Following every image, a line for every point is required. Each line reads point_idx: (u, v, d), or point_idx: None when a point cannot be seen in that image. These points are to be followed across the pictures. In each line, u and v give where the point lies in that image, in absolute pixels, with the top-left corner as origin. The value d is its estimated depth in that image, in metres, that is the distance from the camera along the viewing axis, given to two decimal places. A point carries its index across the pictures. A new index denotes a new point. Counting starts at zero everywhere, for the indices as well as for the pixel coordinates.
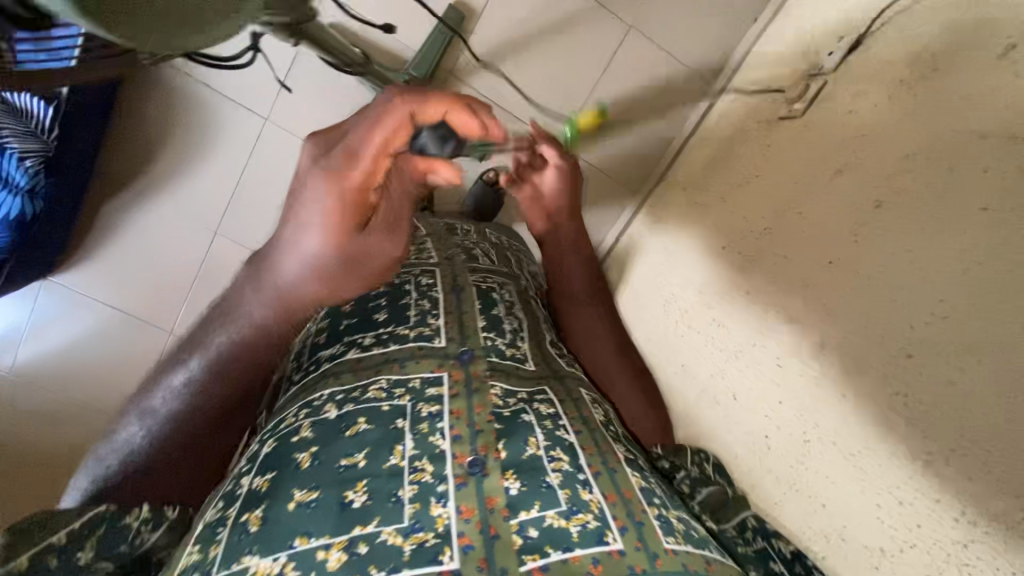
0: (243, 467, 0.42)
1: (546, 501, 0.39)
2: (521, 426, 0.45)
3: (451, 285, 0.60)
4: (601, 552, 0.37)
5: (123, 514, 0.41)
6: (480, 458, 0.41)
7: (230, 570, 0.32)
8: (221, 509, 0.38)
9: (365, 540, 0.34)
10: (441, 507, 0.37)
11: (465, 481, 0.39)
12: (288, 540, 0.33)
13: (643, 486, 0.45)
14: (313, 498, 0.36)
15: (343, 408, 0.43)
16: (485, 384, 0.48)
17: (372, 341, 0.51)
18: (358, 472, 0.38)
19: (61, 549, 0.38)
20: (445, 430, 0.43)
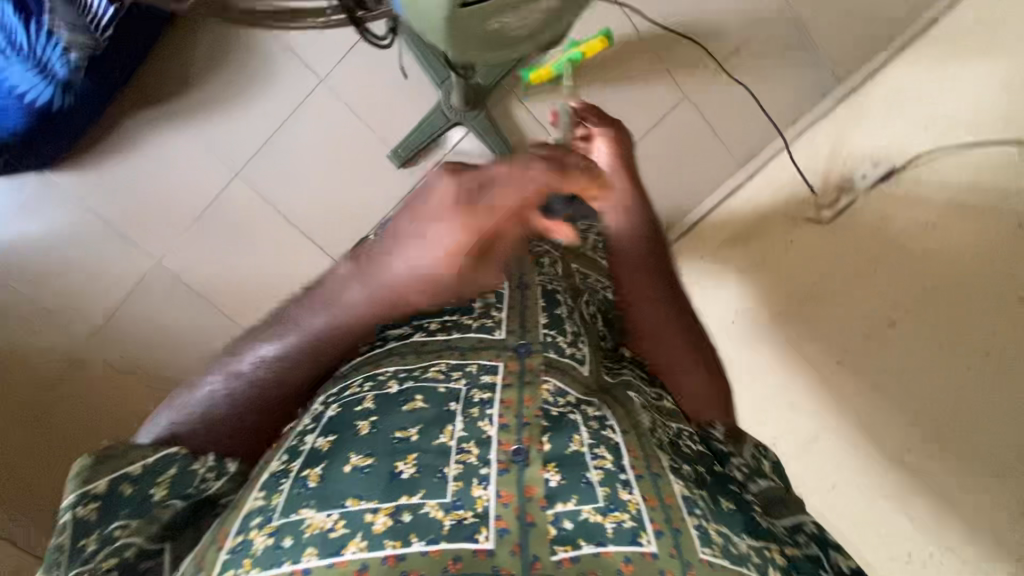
0: (307, 424, 0.44)
1: (584, 495, 0.40)
2: (567, 422, 0.45)
3: (518, 281, 0.59)
4: (633, 551, 0.38)
5: (193, 459, 0.44)
6: (524, 448, 0.42)
7: (289, 518, 0.35)
8: (284, 461, 0.40)
9: (409, 509, 0.36)
10: (482, 489, 0.39)
11: (508, 467, 0.40)
12: (341, 499, 0.36)
13: (685, 493, 0.43)
14: (367, 464, 0.39)
15: (403, 385, 0.46)
16: (537, 377, 0.48)
17: (437, 327, 0.52)
18: (411, 445, 0.41)
19: (135, 479, 0.41)
20: (494, 417, 0.44)
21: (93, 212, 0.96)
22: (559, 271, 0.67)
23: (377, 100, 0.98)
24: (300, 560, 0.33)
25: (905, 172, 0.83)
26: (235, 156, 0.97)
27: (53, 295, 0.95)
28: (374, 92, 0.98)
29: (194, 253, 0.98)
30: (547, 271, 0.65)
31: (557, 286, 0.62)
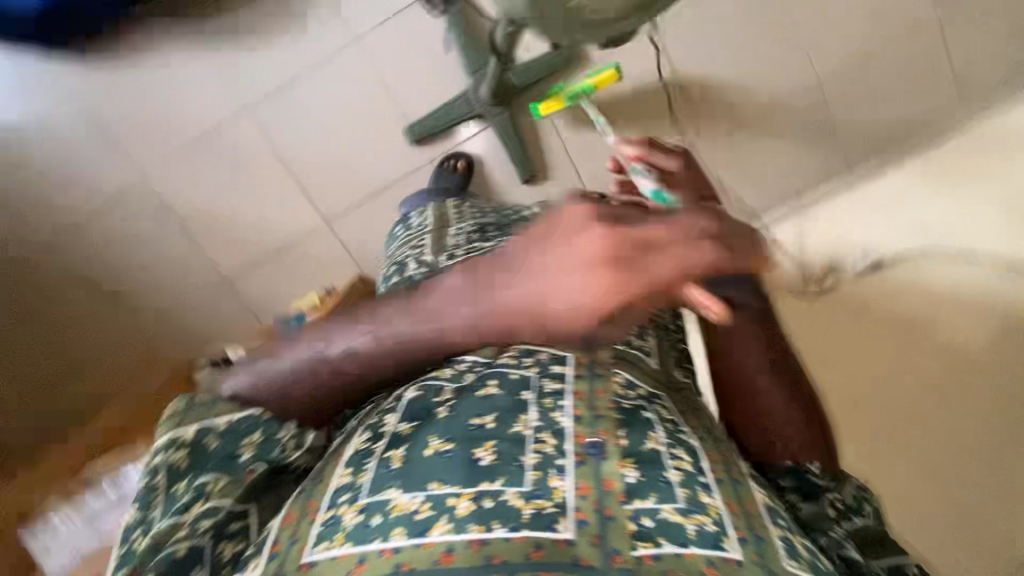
0: (387, 406, 0.46)
1: (663, 494, 0.39)
2: (641, 417, 0.44)
3: None
4: (716, 556, 0.37)
5: (276, 424, 0.45)
6: (601, 442, 0.41)
7: (375, 497, 0.36)
8: (367, 440, 0.42)
9: (490, 496, 0.36)
10: (559, 480, 0.38)
11: (583, 460, 0.40)
12: (425, 482, 0.37)
13: (767, 502, 0.43)
14: (447, 449, 0.39)
15: (475, 371, 0.47)
16: (609, 370, 0.48)
17: None
18: (487, 432, 0.41)
19: (220, 434, 0.44)
20: (567, 409, 0.44)
21: (70, 106, 1.14)
22: None
23: (417, 83, 1.11)
24: (389, 539, 0.34)
25: (889, 268, 0.92)
26: (242, 96, 1.13)
27: (15, 169, 1.15)
28: (417, 79, 1.11)
29: (183, 176, 1.16)
30: None
31: None
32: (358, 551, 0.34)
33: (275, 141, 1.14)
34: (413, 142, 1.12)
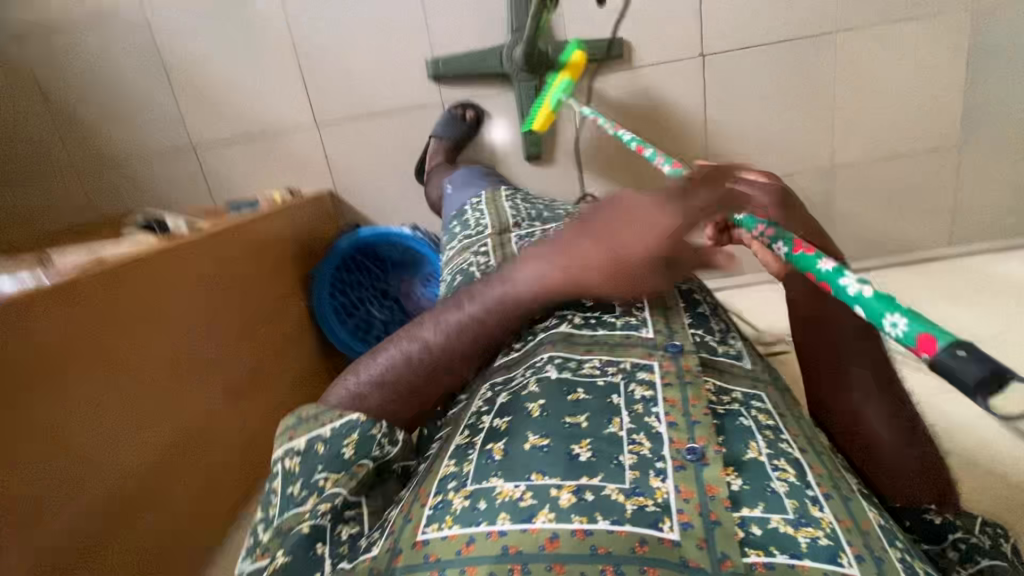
0: (481, 407, 0.47)
1: (772, 503, 0.37)
2: (739, 429, 0.43)
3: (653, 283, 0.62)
4: (835, 571, 0.33)
5: (371, 425, 0.47)
6: (699, 448, 0.40)
7: (481, 485, 0.37)
8: (467, 436, 0.43)
9: (591, 490, 0.36)
10: (660, 481, 0.37)
11: (683, 466, 0.39)
12: (526, 472, 0.37)
13: (881, 522, 0.39)
14: (546, 444, 0.39)
15: (563, 375, 0.47)
16: (699, 378, 0.46)
17: (581, 322, 0.54)
18: (582, 431, 0.41)
19: (327, 440, 0.45)
20: (660, 415, 0.43)
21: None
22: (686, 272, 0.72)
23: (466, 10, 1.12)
24: (495, 522, 0.34)
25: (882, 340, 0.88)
26: None
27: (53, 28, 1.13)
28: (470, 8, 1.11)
29: (224, 71, 1.17)
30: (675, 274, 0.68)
31: (695, 289, 0.65)
32: (466, 533, 0.34)
33: (307, 47, 1.15)
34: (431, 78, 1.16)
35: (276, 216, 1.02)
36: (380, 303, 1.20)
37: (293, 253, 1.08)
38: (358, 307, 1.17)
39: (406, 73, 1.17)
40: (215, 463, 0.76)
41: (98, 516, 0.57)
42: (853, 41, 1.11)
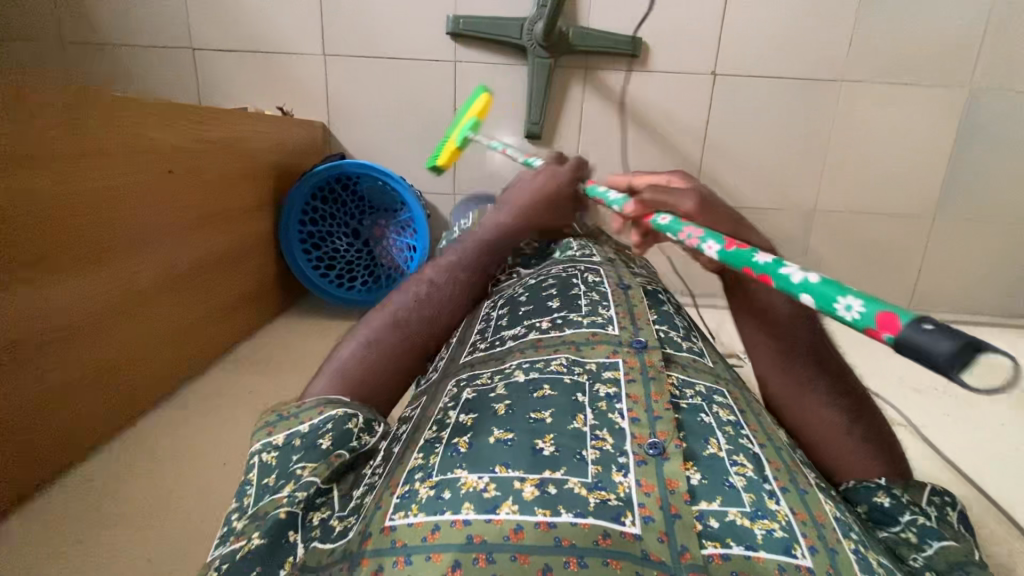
0: (448, 403, 0.48)
1: (729, 497, 0.38)
2: (701, 426, 0.44)
3: (619, 284, 0.66)
4: (788, 562, 0.35)
5: (347, 419, 0.47)
6: (660, 442, 0.41)
7: (446, 476, 0.38)
8: (435, 430, 0.44)
9: (554, 483, 0.37)
10: (622, 475, 0.38)
11: (645, 460, 0.39)
12: (490, 465, 0.38)
13: (836, 514, 0.40)
14: (509, 438, 0.40)
15: (530, 373, 0.48)
16: (661, 373, 0.48)
17: (549, 325, 0.56)
18: (546, 426, 0.41)
19: (305, 434, 0.46)
20: (624, 411, 0.44)
21: None
22: (645, 273, 0.80)
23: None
24: (460, 512, 0.35)
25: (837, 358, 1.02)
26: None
27: None
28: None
29: (288, 21, 1.42)
30: (637, 274, 0.76)
31: (656, 289, 0.72)
32: (432, 521, 0.35)
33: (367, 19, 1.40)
34: (450, 34, 1.39)
35: (239, 117, 1.09)
36: (348, 241, 1.37)
37: (250, 160, 1.15)
38: (324, 241, 1.34)
39: (440, 45, 1.42)
40: (135, 328, 0.84)
41: (35, 324, 0.66)
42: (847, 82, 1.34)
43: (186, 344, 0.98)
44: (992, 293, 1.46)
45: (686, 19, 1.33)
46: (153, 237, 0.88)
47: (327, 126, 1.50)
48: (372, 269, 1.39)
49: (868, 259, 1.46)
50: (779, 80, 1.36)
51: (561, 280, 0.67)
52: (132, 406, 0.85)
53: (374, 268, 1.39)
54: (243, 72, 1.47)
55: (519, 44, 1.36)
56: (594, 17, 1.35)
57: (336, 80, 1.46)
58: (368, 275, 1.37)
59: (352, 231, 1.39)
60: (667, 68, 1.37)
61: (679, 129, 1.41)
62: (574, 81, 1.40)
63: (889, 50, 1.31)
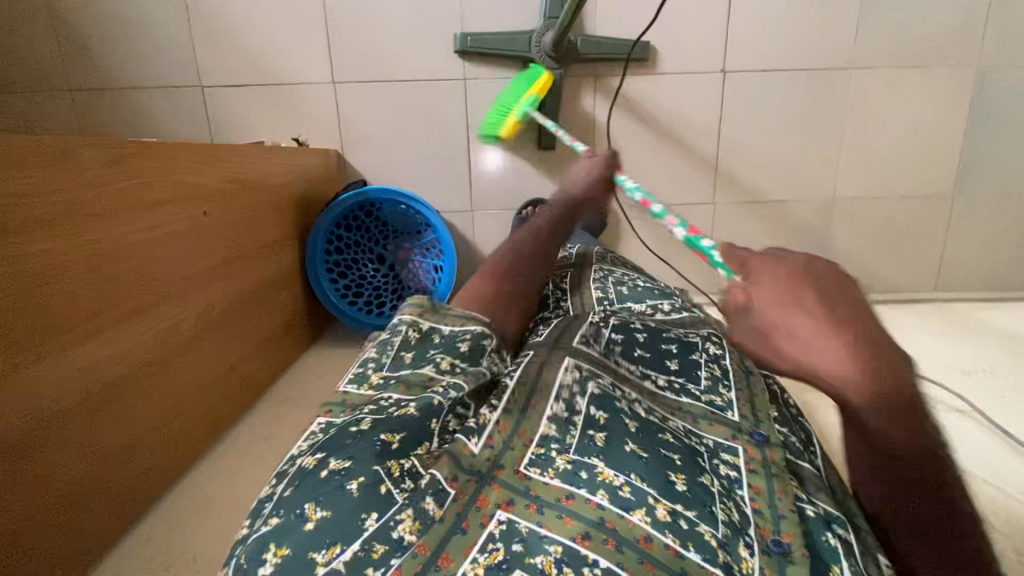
0: (572, 386, 0.61)
1: None
2: (829, 551, 0.52)
3: (741, 366, 0.78)
4: None
5: (484, 338, 0.71)
6: (785, 543, 0.51)
7: (585, 459, 0.52)
8: (567, 412, 0.58)
9: (684, 518, 0.47)
10: (748, 553, 0.48)
11: (768, 553, 0.50)
12: (627, 470, 0.50)
13: None
14: (643, 455, 0.53)
15: (650, 415, 0.61)
16: (782, 472, 0.58)
17: (664, 384, 0.71)
18: (677, 466, 0.53)
19: (442, 337, 0.70)
20: (747, 499, 0.55)
21: None
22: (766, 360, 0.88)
23: (501, 11, 1.47)
24: (597, 495, 0.48)
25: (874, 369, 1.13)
26: None
27: None
28: (502, 11, 1.46)
29: (297, 51, 1.50)
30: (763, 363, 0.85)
31: (775, 380, 0.81)
32: (568, 490, 0.48)
33: (377, 42, 1.49)
34: (457, 52, 1.48)
35: (243, 153, 1.13)
36: (374, 267, 1.49)
37: (268, 196, 1.24)
38: (349, 269, 1.45)
39: (451, 59, 1.50)
40: (164, 380, 0.90)
41: (39, 416, 0.67)
42: (841, 85, 1.49)
43: (219, 382, 1.06)
44: (1011, 271, 1.60)
45: (686, 36, 1.47)
46: (191, 286, 0.97)
47: (341, 153, 1.58)
48: (398, 292, 1.49)
49: (891, 252, 1.60)
50: (776, 91, 1.50)
51: (681, 343, 0.78)
52: (171, 457, 0.92)
53: (400, 291, 1.49)
54: (255, 108, 1.55)
55: (528, 56, 1.46)
56: (598, 28, 1.47)
57: (349, 107, 1.54)
58: (395, 299, 1.48)
59: (378, 258, 1.51)
60: (672, 72, 1.49)
61: (691, 126, 1.53)
62: (585, 89, 1.52)
63: (873, 66, 1.47)
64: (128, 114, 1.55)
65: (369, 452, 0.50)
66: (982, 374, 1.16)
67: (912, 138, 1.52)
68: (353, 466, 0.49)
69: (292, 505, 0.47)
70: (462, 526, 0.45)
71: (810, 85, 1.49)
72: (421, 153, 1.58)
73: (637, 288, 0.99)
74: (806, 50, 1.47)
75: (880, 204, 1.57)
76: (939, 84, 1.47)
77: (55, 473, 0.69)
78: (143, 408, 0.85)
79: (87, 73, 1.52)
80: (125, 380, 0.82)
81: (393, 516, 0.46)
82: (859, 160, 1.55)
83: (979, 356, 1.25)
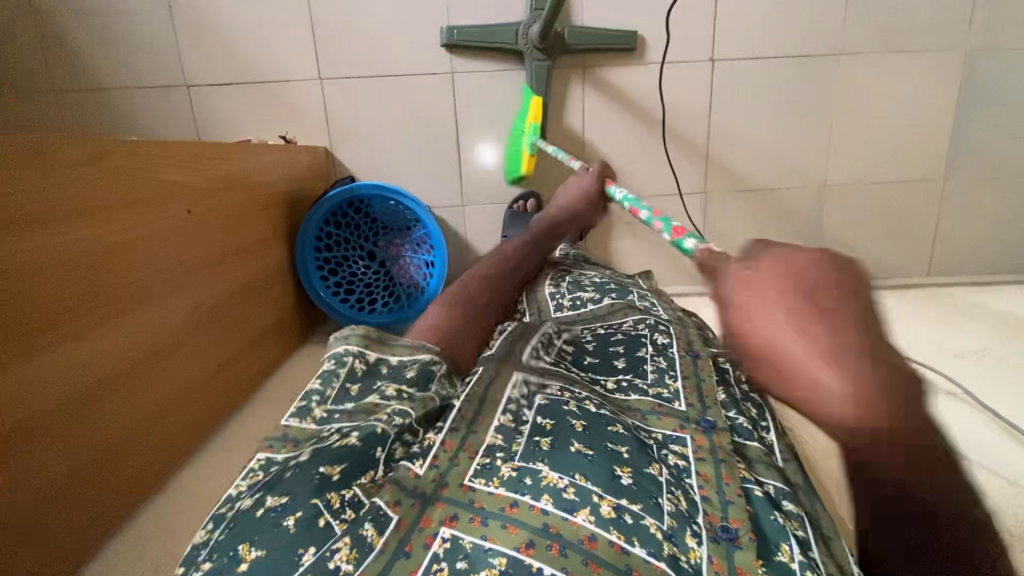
0: (521, 400, 0.63)
1: None
2: (774, 528, 0.53)
3: (688, 349, 0.81)
4: None
5: (432, 365, 0.67)
6: (732, 529, 0.51)
7: (530, 463, 0.52)
8: (512, 421, 0.59)
9: (630, 514, 0.47)
10: (695, 543, 0.49)
11: (716, 540, 0.50)
12: (571, 472, 0.50)
13: None
14: (589, 453, 0.53)
15: (602, 412, 0.61)
16: (729, 459, 0.60)
17: (614, 386, 0.74)
18: (624, 459, 0.53)
19: (388, 365, 0.64)
20: (696, 487, 0.56)
21: None
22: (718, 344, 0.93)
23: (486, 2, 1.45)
24: (540, 499, 0.47)
25: None
26: None
27: None
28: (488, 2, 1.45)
29: (282, 47, 1.48)
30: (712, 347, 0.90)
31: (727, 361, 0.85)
32: (512, 497, 0.48)
33: (363, 37, 1.47)
34: (445, 45, 1.47)
35: (227, 150, 1.11)
36: (365, 263, 1.47)
37: (254, 193, 1.22)
38: (341, 266, 1.45)
39: (439, 52, 1.48)
40: (149, 383, 0.88)
41: (26, 407, 0.67)
42: (830, 71, 1.48)
43: (207, 384, 1.04)
44: (1002, 255, 1.60)
45: (675, 25, 1.46)
46: (175, 286, 0.96)
47: (329, 149, 1.56)
48: (391, 288, 1.48)
49: (883, 238, 1.60)
50: (766, 78, 1.49)
51: (629, 338, 0.83)
52: (155, 462, 0.90)
53: (392, 288, 1.49)
54: (241, 106, 1.53)
55: (516, 48, 1.45)
56: (586, 19, 1.46)
57: (336, 104, 1.53)
58: (387, 295, 1.47)
59: (368, 254, 1.49)
60: (661, 62, 1.48)
61: (681, 116, 1.52)
62: (574, 81, 1.51)
63: (862, 51, 1.47)
64: (113, 114, 1.53)
65: (307, 485, 0.47)
66: (976, 357, 1.16)
67: (903, 123, 1.51)
68: (290, 502, 0.46)
69: (223, 547, 0.44)
70: (405, 549, 0.45)
71: (801, 71, 1.49)
72: (410, 149, 1.56)
73: (596, 288, 1.03)
74: (796, 36, 1.46)
75: (872, 190, 1.57)
76: (930, 67, 1.47)
77: (39, 474, 0.68)
78: (127, 412, 0.83)
79: (70, 74, 1.50)
80: (108, 383, 0.80)
81: (331, 546, 0.44)
82: (850, 146, 1.54)
83: (971, 338, 1.25)
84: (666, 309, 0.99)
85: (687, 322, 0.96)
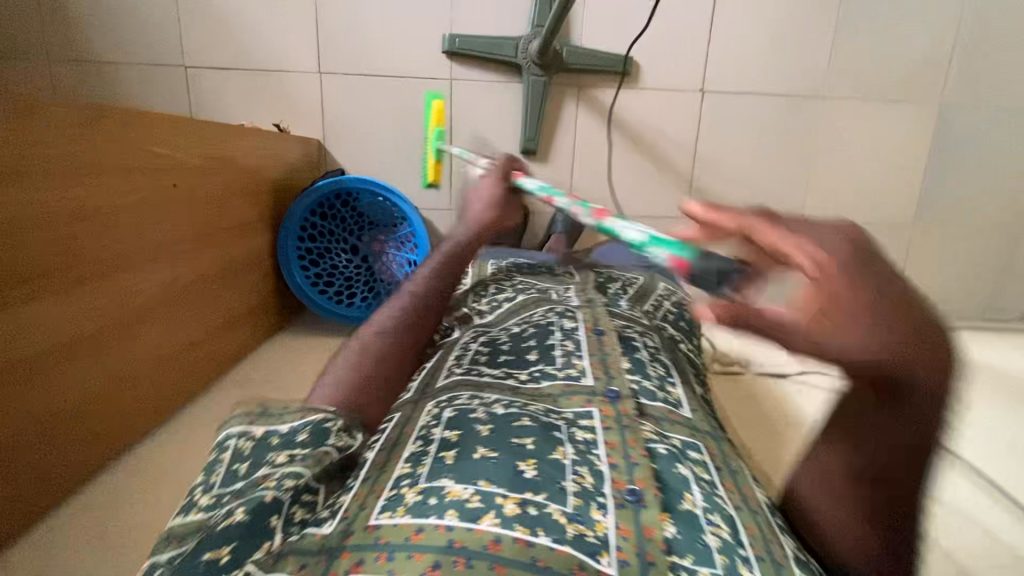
0: (430, 421, 0.62)
1: (701, 556, 0.49)
2: (677, 480, 0.57)
3: (593, 328, 0.85)
4: None
5: (327, 422, 0.63)
6: (638, 491, 0.53)
7: (434, 482, 0.51)
8: (421, 445, 0.58)
9: (533, 505, 0.48)
10: (601, 515, 0.50)
11: (623, 504, 0.52)
12: (474, 480, 0.50)
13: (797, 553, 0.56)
14: (494, 456, 0.53)
15: (508, 410, 0.62)
16: (633, 423, 0.63)
17: (527, 378, 0.74)
18: (528, 452, 0.55)
19: (277, 434, 0.61)
20: (604, 457, 0.58)
21: None
22: (633, 317, 0.98)
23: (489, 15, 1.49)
24: (445, 517, 0.46)
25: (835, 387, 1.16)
26: None
27: None
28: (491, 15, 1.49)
29: (284, 39, 1.51)
30: (619, 316, 0.94)
31: (634, 333, 0.90)
32: (417, 523, 0.46)
33: (366, 37, 1.50)
34: (446, 52, 1.50)
35: (218, 131, 1.12)
36: (347, 258, 1.49)
37: (241, 176, 1.23)
38: (321, 258, 1.46)
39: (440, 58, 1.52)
40: (114, 355, 0.88)
41: None
42: (814, 112, 1.54)
43: (174, 361, 1.04)
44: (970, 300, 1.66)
45: (669, 54, 1.50)
46: (151, 259, 0.96)
47: (322, 143, 1.58)
48: (371, 283, 1.50)
49: None
50: (754, 113, 1.55)
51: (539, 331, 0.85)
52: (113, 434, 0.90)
53: (372, 283, 1.50)
54: (238, 93, 1.55)
55: (515, 62, 1.48)
56: (584, 41, 1.50)
57: (333, 99, 1.55)
58: (367, 290, 1.49)
59: (351, 248, 1.51)
60: (653, 89, 1.53)
61: (670, 141, 1.57)
62: (568, 98, 1.54)
63: (845, 96, 1.53)
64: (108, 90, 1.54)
65: None
66: None
67: (879, 168, 1.58)
68: None
69: None
70: None
71: (787, 110, 1.54)
72: (403, 149, 1.59)
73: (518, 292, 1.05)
74: (784, 75, 1.52)
75: None
76: (908, 116, 1.53)
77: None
78: (91, 382, 0.84)
79: (68, 48, 1.50)
80: (76, 347, 0.80)
81: None
82: (829, 187, 1.60)
83: None
84: (580, 296, 1.01)
85: (600, 300, 1.00)
